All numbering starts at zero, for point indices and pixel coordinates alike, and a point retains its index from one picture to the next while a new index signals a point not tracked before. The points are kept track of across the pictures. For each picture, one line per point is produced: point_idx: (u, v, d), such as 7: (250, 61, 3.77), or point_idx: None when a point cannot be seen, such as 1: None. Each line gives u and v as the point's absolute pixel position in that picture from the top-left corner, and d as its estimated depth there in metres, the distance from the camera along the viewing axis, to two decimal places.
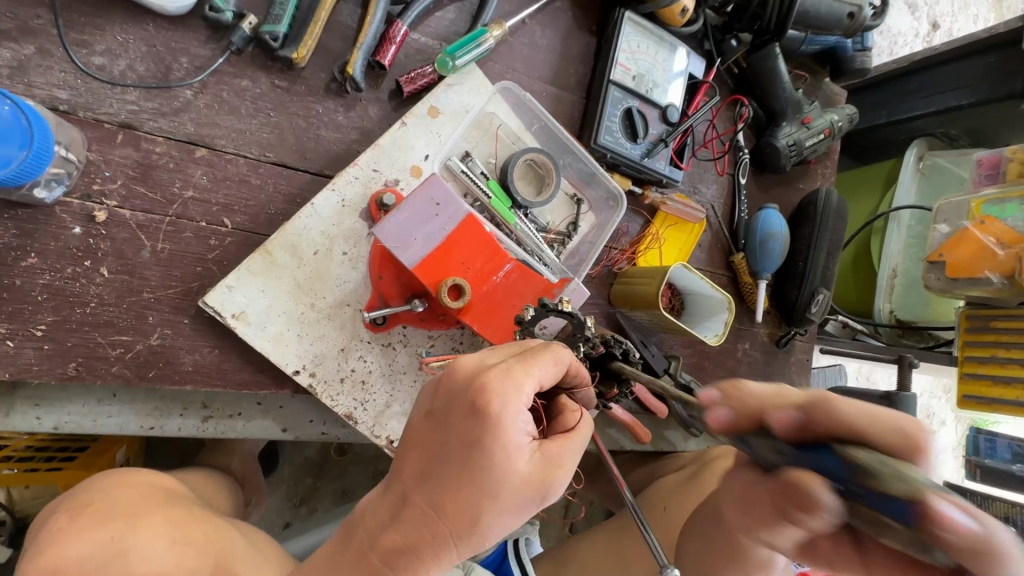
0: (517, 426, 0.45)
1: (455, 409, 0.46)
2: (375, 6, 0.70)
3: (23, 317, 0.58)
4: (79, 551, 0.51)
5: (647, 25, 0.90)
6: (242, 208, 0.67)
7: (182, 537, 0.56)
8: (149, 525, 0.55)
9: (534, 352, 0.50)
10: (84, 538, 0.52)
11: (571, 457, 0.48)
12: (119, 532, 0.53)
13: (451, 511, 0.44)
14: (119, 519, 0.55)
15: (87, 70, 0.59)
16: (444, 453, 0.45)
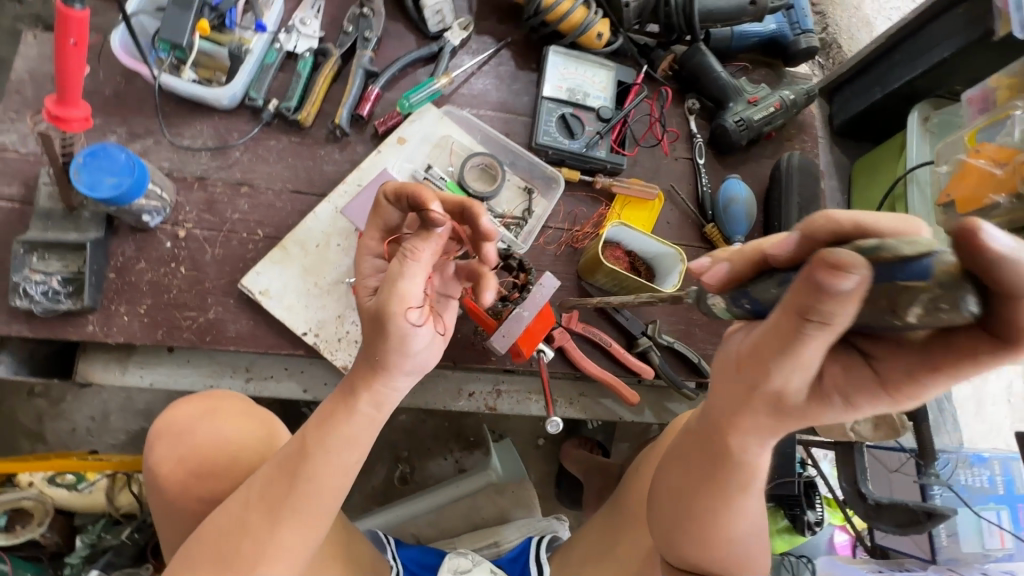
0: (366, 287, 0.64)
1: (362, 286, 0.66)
2: (353, 79, 1.02)
3: (134, 301, 0.89)
4: (185, 411, 0.76)
5: (571, 53, 1.13)
6: (270, 222, 0.97)
7: (249, 409, 0.79)
8: (226, 413, 0.77)
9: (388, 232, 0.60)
10: (186, 404, 0.77)
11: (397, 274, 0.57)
12: (209, 401, 0.78)
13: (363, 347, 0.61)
14: (206, 402, 0.77)
15: (179, 148, 0.95)
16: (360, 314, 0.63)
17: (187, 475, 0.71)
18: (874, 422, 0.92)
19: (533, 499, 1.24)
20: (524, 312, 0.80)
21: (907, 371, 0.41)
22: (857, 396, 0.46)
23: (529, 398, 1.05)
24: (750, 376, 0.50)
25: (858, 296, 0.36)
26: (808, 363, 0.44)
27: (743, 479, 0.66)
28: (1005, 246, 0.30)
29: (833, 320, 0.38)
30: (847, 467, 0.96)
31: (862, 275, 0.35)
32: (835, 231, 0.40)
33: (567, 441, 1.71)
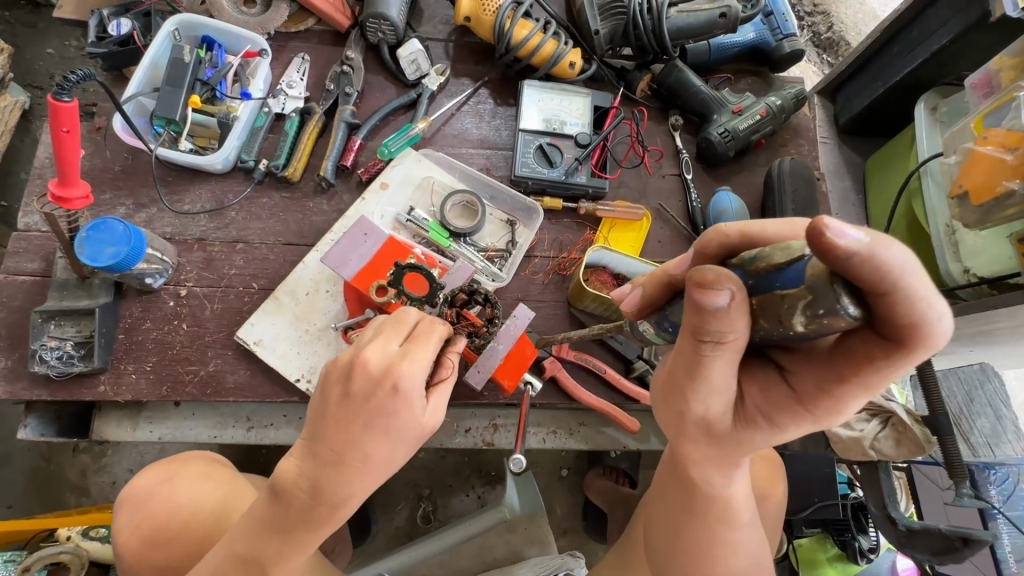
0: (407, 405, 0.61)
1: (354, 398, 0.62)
2: (336, 133, 1.07)
3: (140, 359, 0.94)
4: (145, 479, 0.80)
5: (546, 84, 1.15)
6: (264, 274, 1.01)
7: (206, 471, 0.82)
8: (182, 481, 0.80)
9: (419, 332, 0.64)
10: (148, 471, 0.81)
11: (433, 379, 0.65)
12: (171, 467, 0.82)
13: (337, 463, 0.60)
14: (165, 469, 0.81)
15: (179, 212, 1.02)
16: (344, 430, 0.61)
17: (142, 544, 0.76)
18: (894, 438, 0.86)
19: (548, 535, 1.20)
20: (500, 346, 0.81)
21: (815, 385, 0.53)
22: (775, 414, 0.57)
23: (526, 430, 1.03)
24: (680, 406, 0.62)
25: (735, 312, 0.47)
26: (723, 385, 0.56)
27: (721, 509, 0.73)
28: (854, 242, 0.38)
29: (722, 337, 0.50)
30: (875, 491, 0.88)
31: (730, 291, 0.47)
32: (723, 242, 0.55)
33: (590, 472, 1.66)
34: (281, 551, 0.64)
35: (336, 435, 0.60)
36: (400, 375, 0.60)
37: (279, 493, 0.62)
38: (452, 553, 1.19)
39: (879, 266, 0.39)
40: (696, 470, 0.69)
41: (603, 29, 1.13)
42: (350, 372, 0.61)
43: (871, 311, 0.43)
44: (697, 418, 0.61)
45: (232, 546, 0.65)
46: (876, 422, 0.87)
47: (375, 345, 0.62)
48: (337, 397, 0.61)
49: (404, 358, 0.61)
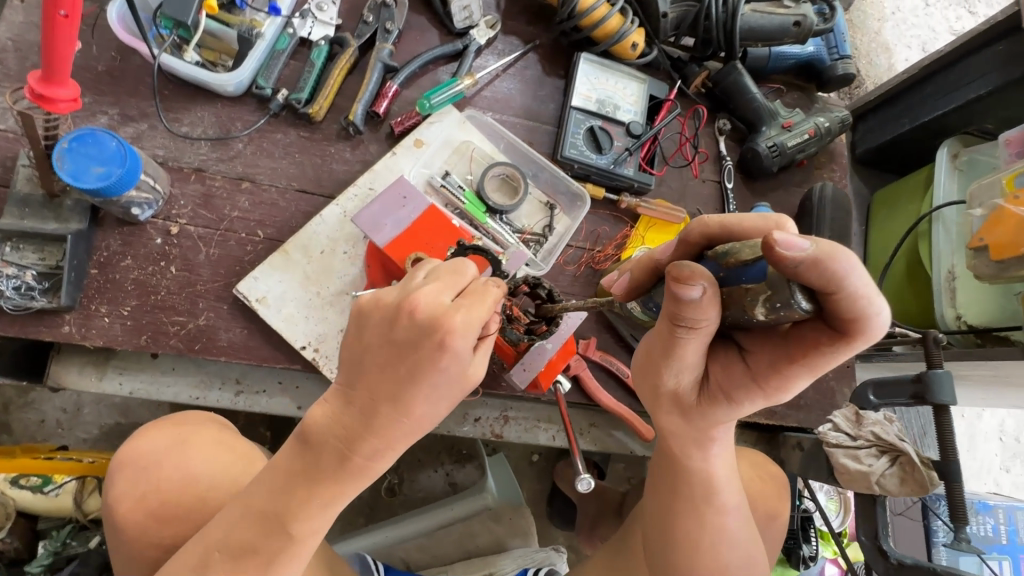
0: (446, 361, 0.51)
1: (383, 342, 0.53)
2: (371, 73, 0.94)
3: (116, 301, 0.81)
4: (152, 442, 0.72)
5: (602, 61, 1.07)
6: (272, 223, 0.89)
7: (223, 441, 0.76)
8: (199, 446, 0.73)
9: (474, 290, 0.55)
10: (155, 433, 0.73)
11: (475, 316, 0.52)
12: (181, 432, 0.75)
13: (372, 414, 0.52)
14: (177, 434, 0.74)
15: (176, 135, 0.87)
16: (377, 380, 0.52)
17: (146, 517, 0.67)
18: (900, 476, 0.87)
19: (531, 527, 1.18)
20: (546, 344, 0.76)
21: (769, 364, 0.56)
22: (734, 391, 0.60)
23: (537, 426, 0.99)
24: (652, 378, 0.64)
25: (706, 305, 0.50)
26: (693, 365, 0.59)
27: (703, 486, 0.69)
28: (803, 252, 0.42)
29: (697, 324, 0.52)
30: (868, 521, 0.92)
31: (702, 288, 0.49)
32: (704, 232, 0.56)
33: (562, 460, 1.66)
34: (309, 506, 0.52)
35: (376, 381, 0.52)
36: (450, 330, 0.51)
37: (309, 440, 0.53)
38: (433, 537, 1.16)
39: (828, 271, 0.43)
40: (684, 445, 0.68)
41: (671, 13, 1.06)
42: (395, 318, 0.52)
43: (822, 306, 0.47)
44: (666, 391, 0.64)
45: (248, 505, 0.53)
46: (886, 459, 0.89)
47: (427, 290, 0.53)
48: (378, 342, 0.53)
49: (458, 310, 0.52)
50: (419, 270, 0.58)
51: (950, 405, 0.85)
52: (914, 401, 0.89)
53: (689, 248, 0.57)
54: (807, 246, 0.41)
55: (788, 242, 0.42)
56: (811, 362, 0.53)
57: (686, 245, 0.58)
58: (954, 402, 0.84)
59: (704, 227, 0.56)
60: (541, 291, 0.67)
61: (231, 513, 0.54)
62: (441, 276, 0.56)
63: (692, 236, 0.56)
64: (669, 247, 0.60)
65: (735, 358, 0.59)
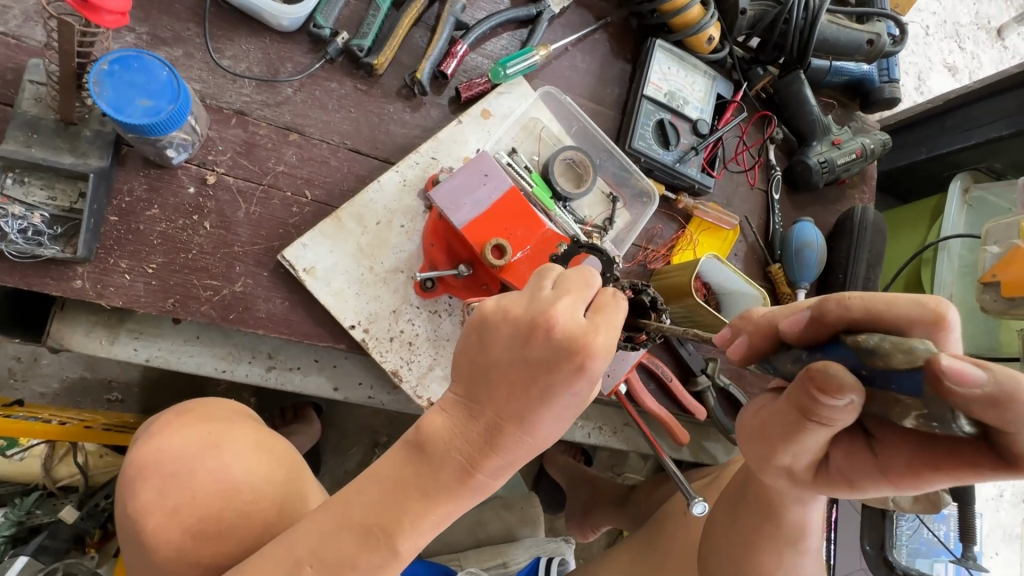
0: (578, 385, 0.46)
1: (506, 358, 0.47)
2: (442, 28, 0.84)
3: (140, 256, 0.70)
4: (183, 442, 0.64)
5: (674, 50, 1.01)
6: (320, 183, 0.79)
7: (261, 443, 0.68)
8: (238, 446, 0.65)
9: (602, 302, 0.49)
10: (185, 433, 0.65)
11: (610, 333, 0.47)
12: (214, 432, 0.66)
13: (493, 430, 0.48)
14: (210, 432, 0.66)
15: (217, 68, 0.75)
16: (499, 396, 0.48)
17: (183, 534, 0.58)
18: (913, 494, 0.93)
19: (539, 517, 1.17)
20: (631, 352, 0.78)
21: (904, 467, 0.45)
22: (859, 480, 0.50)
23: (574, 423, 0.97)
24: (760, 451, 0.55)
25: (845, 409, 0.42)
26: (810, 448, 0.51)
27: (792, 532, 0.67)
28: (974, 382, 0.34)
29: (832, 421, 0.45)
30: (874, 531, 0.97)
31: (850, 399, 0.41)
32: (844, 316, 0.44)
33: (553, 446, 1.66)
34: (422, 521, 0.48)
35: (504, 398, 0.47)
36: (592, 354, 0.45)
37: (423, 449, 0.49)
38: (443, 523, 1.13)
39: (1005, 406, 0.34)
40: (784, 500, 0.64)
41: (750, 10, 1.03)
42: (530, 334, 0.46)
43: (984, 430, 0.38)
44: (776, 466, 0.55)
45: (346, 514, 0.48)
46: None
47: (563, 303, 0.47)
48: (506, 359, 0.47)
49: (599, 330, 0.46)
50: (543, 276, 0.51)
51: None
52: None
53: (826, 328, 0.45)
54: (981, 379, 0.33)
55: (959, 371, 0.33)
56: (961, 474, 0.41)
57: (821, 322, 0.46)
58: None
59: (845, 311, 0.44)
60: (646, 297, 0.63)
61: (325, 520, 0.49)
62: (557, 282, 0.50)
63: (828, 320, 0.45)
64: (794, 320, 0.48)
65: (860, 447, 0.48)
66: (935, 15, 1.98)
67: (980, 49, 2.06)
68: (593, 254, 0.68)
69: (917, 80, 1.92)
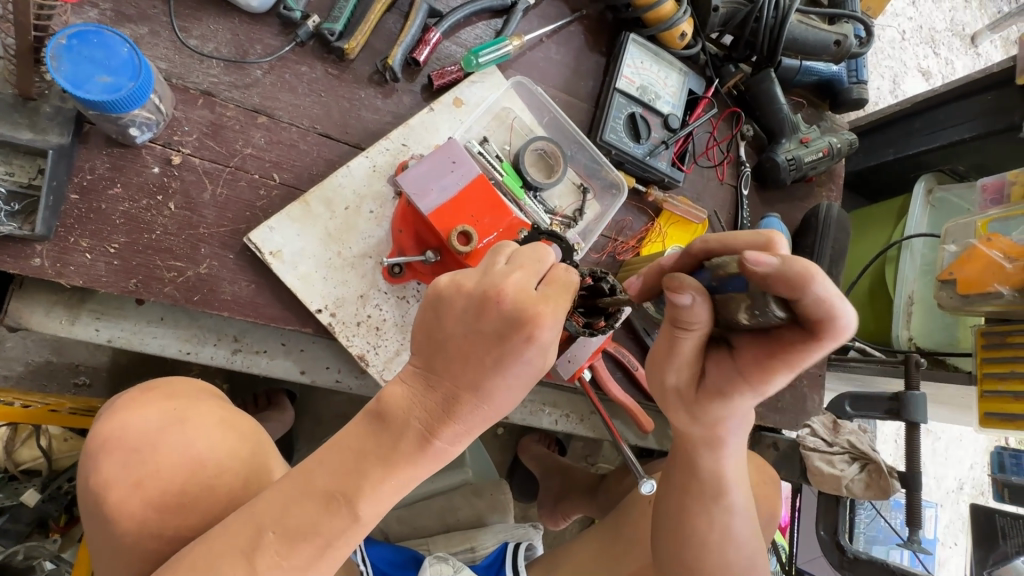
0: (528, 356, 0.48)
1: (461, 331, 0.49)
2: (415, 15, 0.84)
3: (102, 236, 0.69)
4: (146, 416, 0.64)
5: (648, 45, 1.03)
6: (289, 166, 0.79)
7: (227, 420, 0.68)
8: (202, 421, 0.65)
9: (556, 278, 0.51)
10: (149, 408, 0.65)
11: (561, 306, 0.49)
12: (179, 407, 0.66)
13: (451, 401, 0.49)
14: (174, 407, 0.66)
15: (184, 48, 0.74)
16: (455, 368, 0.49)
17: (145, 506, 0.58)
18: (866, 481, 0.96)
19: (509, 503, 1.18)
20: (593, 338, 0.79)
21: (754, 359, 0.54)
22: (729, 386, 0.59)
23: (542, 410, 0.98)
24: (654, 373, 0.66)
25: (699, 311, 0.51)
26: (686, 364, 0.61)
27: (712, 485, 0.72)
28: (769, 265, 0.43)
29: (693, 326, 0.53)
30: (829, 517, 1.01)
31: (693, 295, 0.50)
32: (703, 247, 0.53)
33: (528, 436, 1.68)
34: (381, 489, 0.49)
35: (460, 371, 0.49)
36: (542, 324, 0.47)
37: (383, 421, 0.50)
38: (413, 509, 1.15)
39: (791, 282, 0.43)
40: (695, 445, 0.70)
41: (722, 8, 1.05)
42: (483, 307, 0.48)
43: (792, 313, 0.47)
44: (665, 388, 0.65)
45: (308, 484, 0.49)
46: (857, 466, 0.98)
47: (514, 278, 0.48)
48: (460, 332, 0.49)
49: (548, 301, 0.48)
50: (497, 253, 0.52)
51: (920, 423, 0.94)
52: (887, 416, 0.98)
53: (691, 260, 0.55)
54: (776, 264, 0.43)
55: (757, 261, 0.43)
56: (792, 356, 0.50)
57: (685, 258, 0.56)
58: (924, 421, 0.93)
59: (704, 244, 0.53)
60: (605, 285, 0.65)
61: (286, 491, 0.49)
62: (510, 259, 0.51)
63: (693, 250, 0.54)
64: (674, 255, 0.57)
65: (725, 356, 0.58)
66: (911, 20, 2.03)
67: (953, 55, 2.11)
68: (554, 241, 0.69)
69: (892, 84, 1.96)
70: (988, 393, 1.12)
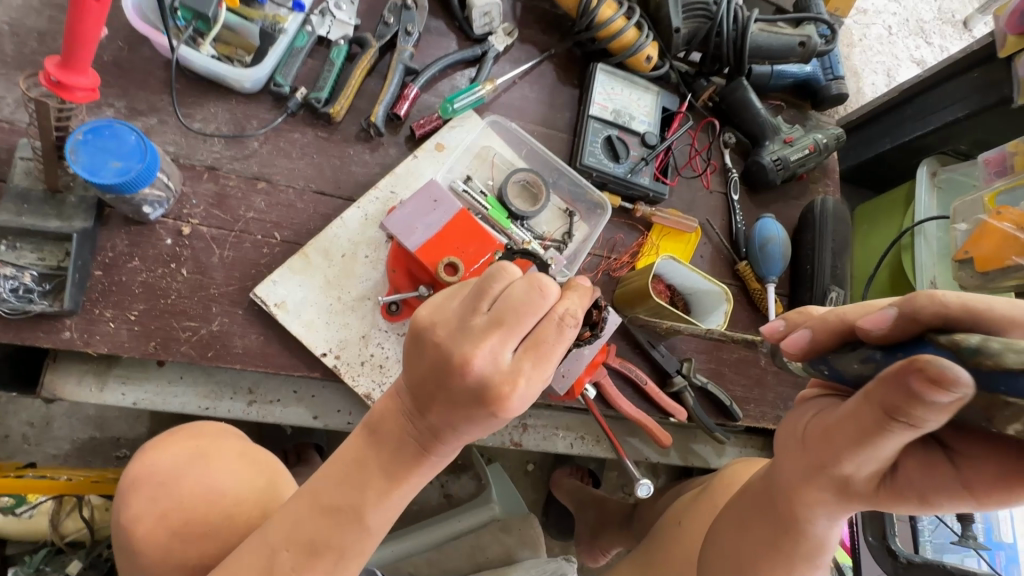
0: (497, 422, 0.49)
1: (435, 388, 0.48)
2: (392, 75, 0.92)
3: (122, 305, 0.75)
4: (171, 456, 0.67)
5: (616, 72, 1.08)
6: (289, 224, 0.85)
7: (245, 453, 0.70)
8: (219, 460, 0.68)
9: (542, 333, 0.48)
10: (173, 447, 0.68)
11: (538, 374, 0.47)
12: (201, 445, 0.69)
13: (432, 439, 0.51)
14: (196, 447, 0.68)
15: (189, 131, 0.83)
16: (432, 419, 0.49)
17: (170, 535, 0.61)
18: None
19: (540, 539, 1.14)
20: (584, 351, 0.80)
21: (993, 475, 0.43)
22: (933, 493, 0.47)
23: (555, 434, 0.98)
24: (817, 458, 0.51)
25: (943, 411, 0.37)
26: (881, 458, 0.46)
27: (810, 547, 0.59)
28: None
29: (921, 424, 0.39)
30: (875, 521, 0.95)
31: (961, 394, 0.35)
32: (939, 314, 0.40)
33: (559, 470, 1.64)
34: (384, 499, 0.52)
35: (438, 418, 0.49)
36: (510, 399, 0.46)
37: (379, 440, 0.52)
38: (441, 550, 1.13)
39: None
40: (808, 512, 0.55)
41: (683, 28, 1.10)
42: (448, 376, 0.46)
43: None
44: (830, 474, 0.50)
45: (314, 501, 0.53)
46: None
47: (487, 346, 0.46)
48: (433, 384, 0.48)
49: (520, 378, 0.47)
50: (482, 296, 0.48)
51: None
52: None
53: (916, 327, 0.41)
54: None
55: None
56: None
57: (905, 323, 0.42)
58: None
59: (940, 307, 0.40)
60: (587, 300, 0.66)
61: (298, 510, 0.53)
62: (490, 308, 0.48)
63: (924, 313, 0.41)
64: (875, 316, 0.44)
65: (938, 459, 0.46)
66: (896, 15, 2.05)
67: (947, 42, 2.11)
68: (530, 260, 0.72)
69: (886, 78, 1.97)
70: None
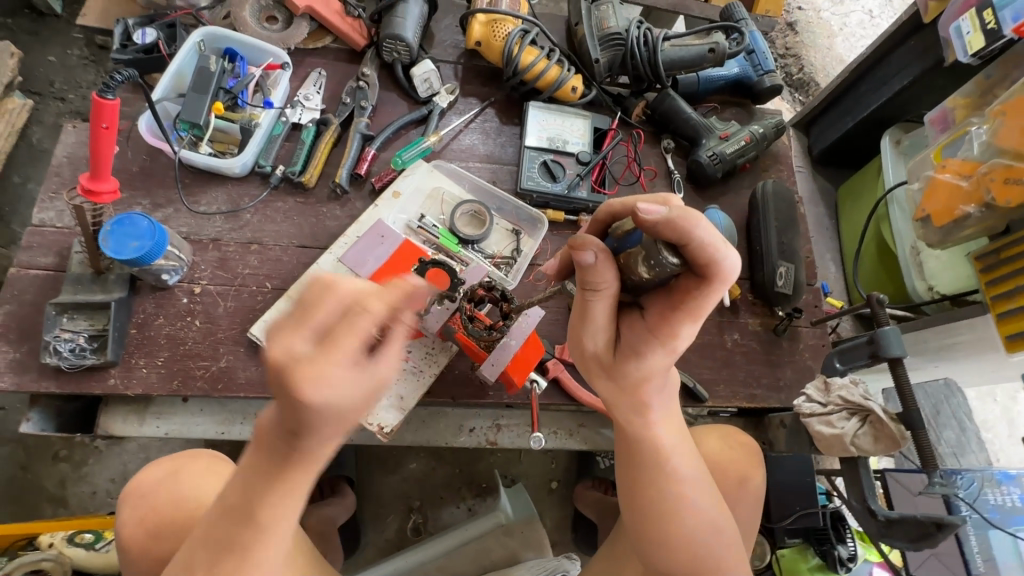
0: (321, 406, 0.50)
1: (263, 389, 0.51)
2: (351, 143, 1.12)
3: (151, 354, 0.95)
4: (150, 476, 0.84)
5: (548, 106, 1.23)
6: (278, 275, 1.04)
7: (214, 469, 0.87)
8: (187, 477, 0.84)
9: (340, 325, 0.49)
10: (154, 468, 0.86)
11: (334, 364, 0.48)
12: (177, 463, 0.86)
13: (284, 432, 0.54)
14: (171, 467, 0.86)
15: (196, 213, 1.05)
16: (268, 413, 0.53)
17: (146, 535, 0.80)
18: (872, 434, 0.92)
19: (544, 541, 1.22)
20: (511, 341, 0.91)
21: (661, 313, 0.60)
22: (642, 345, 0.63)
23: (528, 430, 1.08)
24: (576, 344, 0.68)
25: (602, 267, 0.57)
26: (602, 327, 0.64)
27: (655, 459, 0.69)
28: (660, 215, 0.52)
29: (601, 286, 0.59)
30: (855, 486, 0.93)
31: (596, 249, 0.56)
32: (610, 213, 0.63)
33: (581, 484, 1.68)
34: (273, 494, 0.57)
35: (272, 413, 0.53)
36: (304, 386, 0.48)
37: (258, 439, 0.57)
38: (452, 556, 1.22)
39: (679, 230, 0.51)
40: (624, 412, 0.69)
41: (602, 58, 1.24)
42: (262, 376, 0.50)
43: (683, 258, 0.54)
44: (585, 354, 0.68)
45: (223, 506, 0.59)
46: (856, 420, 0.93)
47: (287, 342, 0.49)
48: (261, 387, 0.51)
49: (315, 370, 0.48)
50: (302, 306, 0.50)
51: (903, 357, 0.89)
52: (872, 361, 0.92)
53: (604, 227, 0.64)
54: (663, 209, 0.51)
55: (649, 210, 0.51)
56: (691, 306, 0.58)
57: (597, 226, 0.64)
58: (906, 354, 0.89)
59: (609, 210, 0.63)
60: (495, 292, 0.88)
61: (214, 514, 0.60)
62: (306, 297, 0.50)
63: (601, 215, 0.63)
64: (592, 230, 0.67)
65: (636, 317, 0.63)
66: None
67: None
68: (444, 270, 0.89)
69: None
70: (1003, 315, 1.03)
